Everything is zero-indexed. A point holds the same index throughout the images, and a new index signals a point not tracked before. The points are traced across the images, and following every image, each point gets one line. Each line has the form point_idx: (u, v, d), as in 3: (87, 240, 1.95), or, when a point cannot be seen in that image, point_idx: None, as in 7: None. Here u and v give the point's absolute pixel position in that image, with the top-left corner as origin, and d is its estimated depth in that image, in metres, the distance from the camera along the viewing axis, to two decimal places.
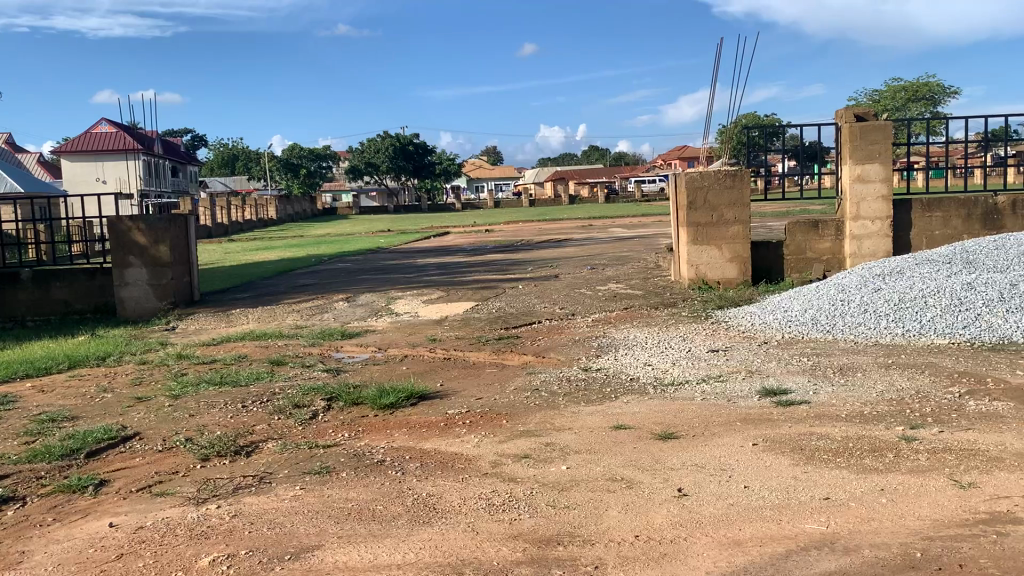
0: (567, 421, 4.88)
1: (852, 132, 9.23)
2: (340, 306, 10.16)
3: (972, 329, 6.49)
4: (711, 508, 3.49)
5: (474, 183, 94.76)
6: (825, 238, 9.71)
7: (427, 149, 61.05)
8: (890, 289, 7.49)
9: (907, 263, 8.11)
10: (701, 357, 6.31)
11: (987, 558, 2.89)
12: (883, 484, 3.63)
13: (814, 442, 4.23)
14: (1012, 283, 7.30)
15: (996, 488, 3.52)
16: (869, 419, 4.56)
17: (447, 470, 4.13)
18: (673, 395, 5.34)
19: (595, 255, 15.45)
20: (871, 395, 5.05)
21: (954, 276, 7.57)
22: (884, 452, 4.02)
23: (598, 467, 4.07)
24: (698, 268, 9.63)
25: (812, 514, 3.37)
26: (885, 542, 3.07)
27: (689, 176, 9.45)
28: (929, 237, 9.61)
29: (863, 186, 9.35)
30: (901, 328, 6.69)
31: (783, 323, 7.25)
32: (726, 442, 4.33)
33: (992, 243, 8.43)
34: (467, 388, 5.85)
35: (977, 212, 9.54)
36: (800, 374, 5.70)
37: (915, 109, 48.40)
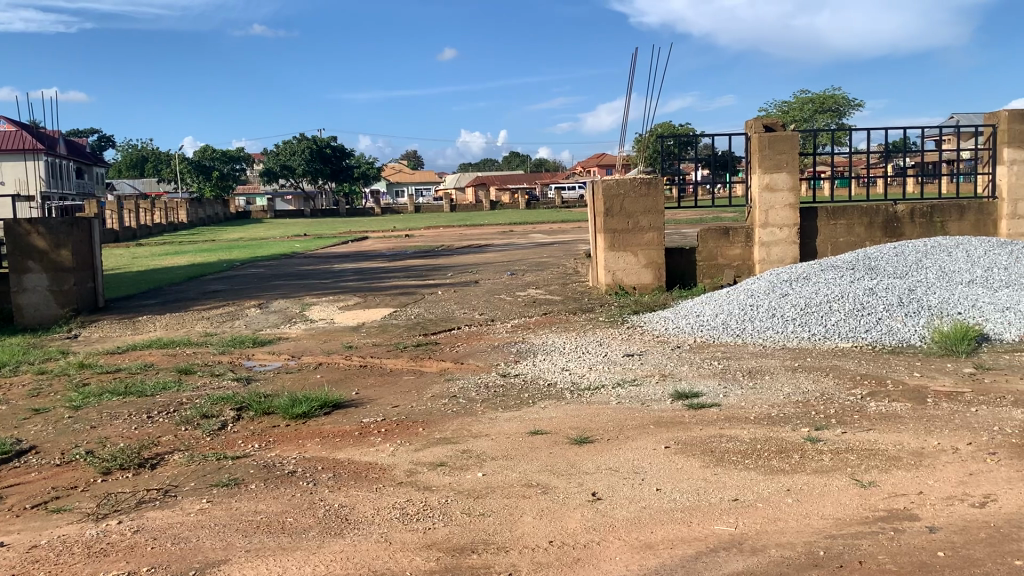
0: (483, 428, 4.86)
1: (760, 142, 9.52)
2: (253, 313, 9.92)
3: (873, 332, 6.76)
4: (624, 511, 3.53)
5: (394, 188, 94.06)
6: (735, 245, 9.97)
7: (346, 153, 60.33)
8: (797, 294, 7.73)
9: (813, 269, 8.39)
10: (616, 362, 6.39)
11: (885, 555, 2.99)
12: (790, 485, 3.73)
13: (723, 444, 4.32)
14: (910, 289, 7.63)
15: (894, 486, 3.66)
16: (776, 421, 4.68)
17: (360, 479, 4.07)
18: (589, 399, 5.39)
19: (514, 261, 15.50)
20: (778, 397, 5.20)
21: (857, 281, 7.87)
22: (789, 453, 4.14)
23: (513, 473, 4.07)
24: (615, 274, 9.76)
25: (721, 515, 3.44)
26: (791, 542, 3.15)
27: (605, 183, 9.57)
28: (833, 244, 9.97)
29: (771, 195, 9.65)
30: (807, 332, 6.92)
31: (695, 327, 7.40)
32: (639, 446, 4.39)
33: (892, 250, 8.79)
34: (382, 396, 5.77)
35: (878, 220, 9.94)
36: (711, 377, 5.83)
37: (821, 120, 50.29)
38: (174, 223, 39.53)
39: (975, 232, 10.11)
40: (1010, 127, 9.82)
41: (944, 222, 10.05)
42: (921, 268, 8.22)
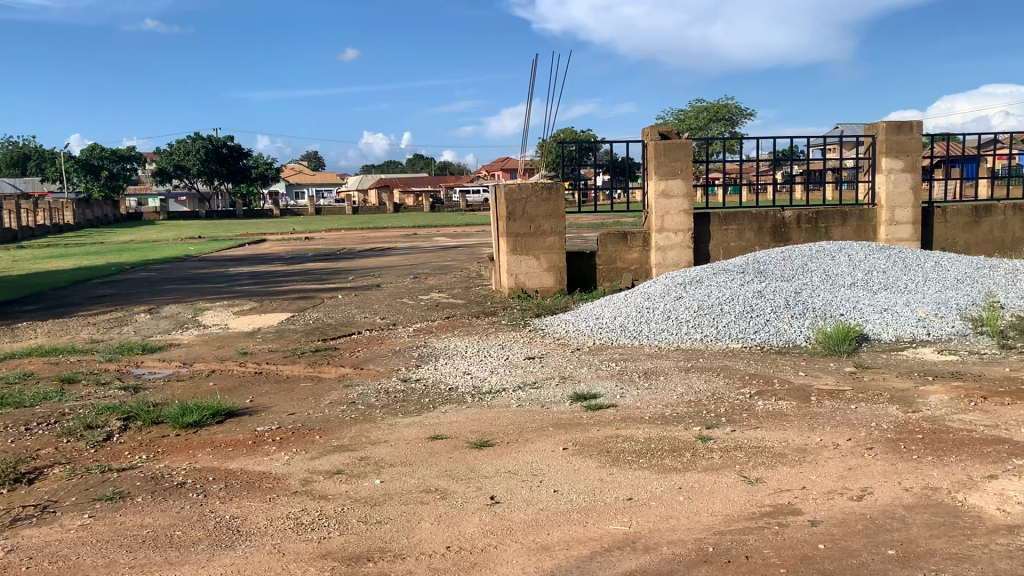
0: (382, 434, 4.81)
1: (656, 149, 9.75)
2: (143, 318, 9.54)
3: (761, 333, 7.03)
4: (521, 514, 3.56)
5: (294, 190, 92.15)
6: (633, 249, 10.19)
7: (244, 153, 58.80)
8: (691, 297, 7.96)
9: (706, 272, 8.66)
10: (517, 365, 6.43)
11: (770, 549, 3.11)
12: (681, 483, 3.83)
13: (619, 445, 4.41)
14: (796, 291, 7.97)
15: (779, 482, 3.81)
16: (669, 421, 4.80)
17: (253, 490, 3.97)
18: (490, 402, 5.41)
19: (417, 265, 15.42)
20: (672, 397, 5.34)
21: (747, 284, 8.16)
22: (682, 452, 4.25)
23: (412, 479, 4.04)
24: (517, 278, 9.82)
25: (616, 515, 3.51)
26: (682, 539, 3.24)
27: (507, 188, 9.61)
28: (726, 248, 10.32)
29: (667, 200, 9.90)
30: (700, 334, 7.13)
31: (594, 330, 7.52)
32: (538, 448, 4.43)
33: (780, 254, 9.16)
34: (278, 403, 5.64)
35: (767, 225, 10.34)
36: (609, 378, 5.94)
37: (715, 129, 51.92)
38: (59, 224, 37.73)
39: (857, 237, 10.63)
40: (888, 138, 10.35)
41: (828, 227, 10.52)
42: (806, 272, 8.59)
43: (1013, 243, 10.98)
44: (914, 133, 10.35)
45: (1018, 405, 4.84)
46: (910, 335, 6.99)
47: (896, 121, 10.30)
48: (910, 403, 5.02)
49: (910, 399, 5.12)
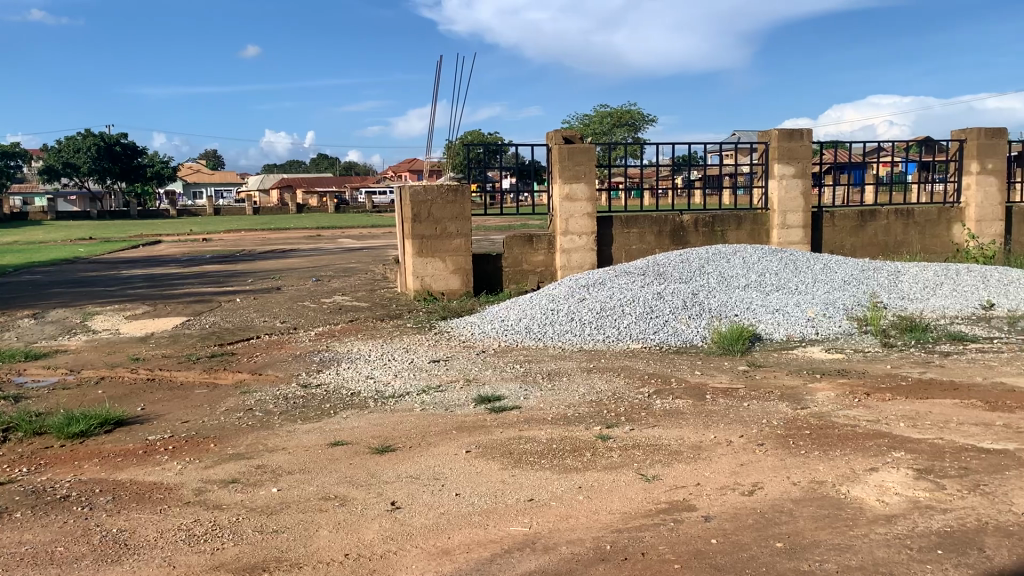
0: (280, 441, 4.71)
1: (560, 153, 9.88)
2: (26, 323, 9.06)
3: (661, 334, 7.20)
4: (422, 518, 3.54)
5: (192, 190, 89.29)
6: (538, 251, 10.28)
7: (138, 151, 56.63)
8: (594, 298, 8.07)
9: (608, 274, 8.81)
10: (421, 368, 6.40)
11: (665, 545, 3.18)
12: (581, 483, 3.89)
13: (522, 446, 4.44)
14: (694, 293, 8.18)
15: (674, 479, 3.91)
16: (571, 421, 4.86)
17: (143, 501, 3.82)
18: (392, 407, 5.35)
19: (319, 266, 15.16)
20: (574, 398, 5.41)
21: (647, 286, 8.33)
22: (582, 452, 4.30)
23: (310, 486, 3.97)
24: (422, 280, 9.76)
25: (516, 516, 3.53)
26: (581, 538, 3.28)
27: (412, 189, 9.56)
28: (627, 251, 10.53)
29: (571, 204, 10.04)
30: (602, 335, 7.25)
31: (499, 332, 7.55)
32: (441, 451, 4.42)
33: (679, 257, 9.38)
34: (171, 411, 5.45)
35: (667, 229, 10.59)
36: (512, 380, 5.96)
37: (618, 134, 52.99)
38: None
39: (752, 241, 11.00)
40: (780, 145, 10.75)
41: (724, 231, 10.86)
42: (703, 274, 8.84)
43: (895, 246, 11.56)
44: (804, 141, 10.78)
45: (897, 400, 5.10)
46: (800, 334, 7.27)
47: (788, 129, 10.70)
48: (799, 399, 5.23)
49: (800, 396, 5.33)
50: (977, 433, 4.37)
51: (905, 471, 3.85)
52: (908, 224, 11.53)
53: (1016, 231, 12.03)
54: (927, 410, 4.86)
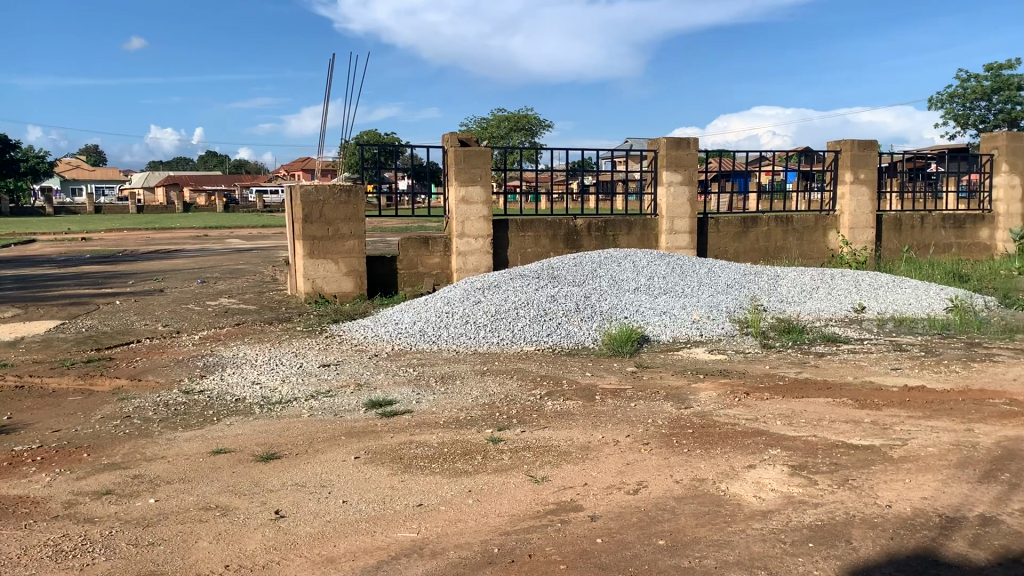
0: (159, 450, 4.53)
1: (456, 155, 9.88)
2: None
3: (554, 336, 7.30)
4: (307, 527, 3.46)
5: (71, 187, 84.87)
6: (434, 254, 10.23)
7: (11, 145, 53.43)
8: (488, 301, 8.08)
9: (502, 277, 8.84)
10: (311, 373, 6.26)
11: (552, 546, 3.22)
12: (471, 486, 3.88)
13: (412, 451, 4.40)
14: (586, 296, 8.31)
15: (563, 479, 3.95)
16: (463, 424, 4.86)
17: (6, 517, 3.60)
18: (279, 414, 5.22)
19: (205, 268, 14.68)
20: (467, 401, 5.40)
21: (541, 289, 8.40)
22: (473, 455, 4.30)
23: (190, 496, 3.83)
24: (314, 282, 9.56)
25: (404, 522, 3.49)
26: (468, 542, 3.28)
27: (303, 190, 9.34)
28: (522, 254, 10.61)
29: (467, 207, 10.05)
30: (497, 338, 7.28)
31: (393, 335, 7.47)
32: (328, 458, 4.34)
33: (572, 260, 9.52)
34: (41, 420, 5.16)
35: (561, 233, 10.73)
36: (405, 384, 5.90)
37: (516, 138, 53.48)
38: None
39: (642, 245, 11.27)
40: (668, 153, 11.05)
41: (616, 236, 11.08)
42: (595, 277, 8.99)
43: (776, 252, 12.07)
44: (691, 149, 11.12)
45: (774, 399, 5.32)
46: (685, 335, 7.51)
47: (676, 137, 11.02)
48: (683, 399, 5.38)
49: (683, 395, 5.49)
50: (848, 430, 4.60)
51: (782, 468, 4.01)
52: (788, 230, 12.06)
53: (885, 238, 12.70)
54: (802, 408, 5.09)
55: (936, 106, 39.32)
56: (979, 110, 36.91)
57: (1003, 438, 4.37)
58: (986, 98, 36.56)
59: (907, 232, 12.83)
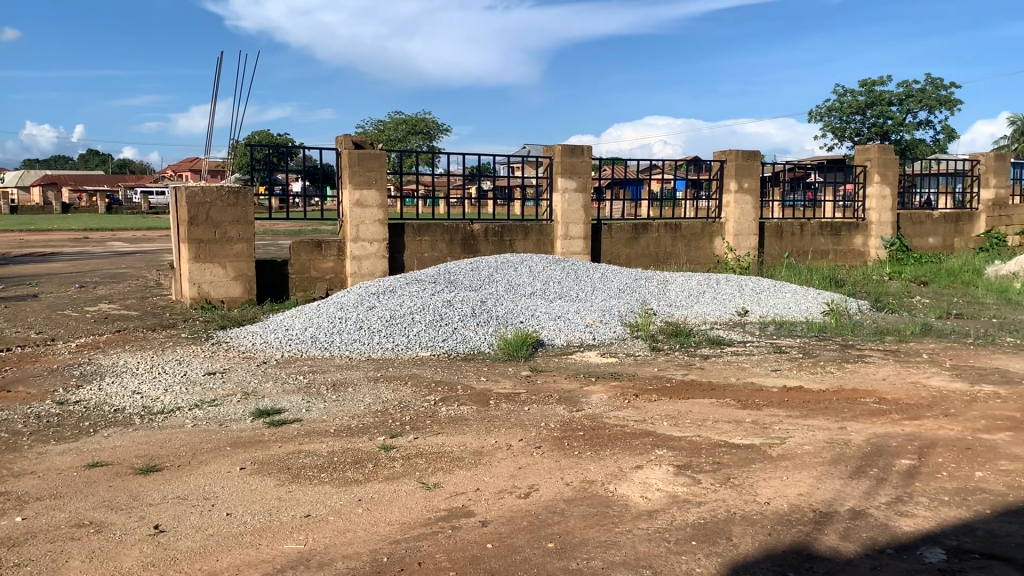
0: (28, 465, 4.28)
1: (350, 158, 9.77)
2: None
3: (449, 341, 7.29)
4: (189, 541, 3.34)
5: None
6: (327, 258, 10.05)
7: None
8: (383, 306, 7.99)
9: (398, 281, 8.76)
10: (196, 382, 6.04)
11: (442, 553, 3.20)
12: (361, 495, 3.83)
13: (301, 460, 4.31)
14: (482, 301, 8.33)
15: (455, 486, 3.94)
16: (354, 432, 4.79)
17: None
18: (161, 424, 5.02)
19: (83, 272, 13.99)
20: (359, 408, 5.33)
21: (437, 294, 8.38)
22: (364, 463, 4.25)
23: (62, 513, 3.63)
24: (200, 287, 9.23)
25: (290, 534, 3.41)
26: (357, 552, 3.23)
27: (189, 191, 9.04)
28: (419, 259, 10.55)
29: (361, 210, 9.93)
30: (391, 343, 7.20)
31: (283, 342, 7.28)
32: (212, 469, 4.20)
33: (468, 265, 9.52)
34: None
35: (458, 237, 10.73)
36: (295, 393, 5.76)
37: (413, 141, 53.13)
38: None
39: (538, 250, 11.39)
40: (563, 160, 11.22)
41: (512, 240, 11.16)
42: (491, 282, 9.03)
43: (665, 257, 12.40)
44: (585, 157, 11.32)
45: (662, 401, 5.46)
46: (579, 339, 7.62)
47: (571, 144, 11.19)
48: (575, 402, 5.46)
49: (575, 399, 5.57)
50: (729, 430, 4.76)
51: (667, 468, 4.12)
52: (676, 236, 12.42)
53: (768, 244, 13.23)
54: (688, 409, 5.24)
55: (815, 119, 41.23)
56: (854, 124, 38.90)
57: (873, 435, 4.61)
58: (861, 113, 38.59)
59: (787, 239, 13.41)
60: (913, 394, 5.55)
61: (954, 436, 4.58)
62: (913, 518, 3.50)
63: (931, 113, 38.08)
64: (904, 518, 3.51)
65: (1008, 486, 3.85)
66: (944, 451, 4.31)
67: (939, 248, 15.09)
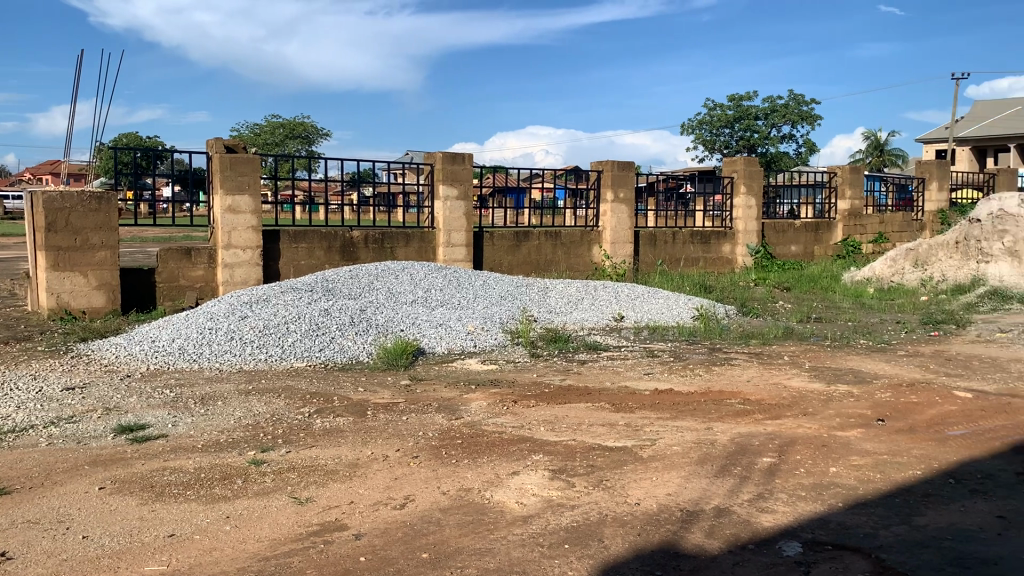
0: None
1: (222, 162, 9.46)
2: None
3: (326, 351, 7.16)
4: (39, 568, 3.15)
5: None
6: (197, 266, 9.69)
7: None
8: (256, 316, 7.76)
9: (273, 290, 8.54)
10: (52, 398, 5.69)
11: (313, 568, 3.14)
12: (229, 512, 3.70)
13: (166, 478, 4.13)
14: (360, 309, 8.22)
15: (328, 499, 3.87)
16: (223, 447, 4.63)
17: None
18: (12, 444, 4.71)
19: None
20: (228, 422, 5.15)
21: (313, 303, 8.20)
22: (233, 479, 4.11)
23: None
24: (59, 297, 8.72)
25: (152, 554, 3.27)
26: (224, 571, 3.12)
27: (46, 196, 8.54)
28: (295, 266, 10.32)
29: (233, 216, 9.63)
30: (264, 354, 7.01)
31: (148, 354, 6.96)
32: (68, 490, 3.96)
33: (347, 272, 9.37)
34: None
35: (336, 244, 10.55)
36: (161, 407, 5.51)
37: (291, 146, 51.93)
38: None
39: (419, 258, 11.33)
40: (444, 167, 11.21)
41: (392, 247, 11.06)
42: (371, 290, 8.93)
43: (545, 265, 12.57)
44: (466, 164, 11.36)
45: (539, 406, 5.53)
46: (459, 347, 7.62)
47: (452, 152, 11.21)
48: (454, 410, 5.46)
49: (455, 407, 5.57)
50: (603, 433, 4.87)
51: (543, 473, 4.17)
52: (556, 244, 12.61)
53: (642, 252, 13.62)
54: (564, 414, 5.32)
55: (687, 132, 42.77)
56: (724, 136, 40.54)
57: (738, 435, 4.81)
58: (730, 126, 40.29)
59: (661, 246, 13.84)
60: (776, 394, 5.83)
61: (812, 434, 4.84)
62: (773, 514, 3.67)
63: (793, 127, 40.17)
64: (764, 514, 3.67)
65: (859, 480, 4.09)
66: (802, 449, 4.55)
67: (800, 256, 15.94)
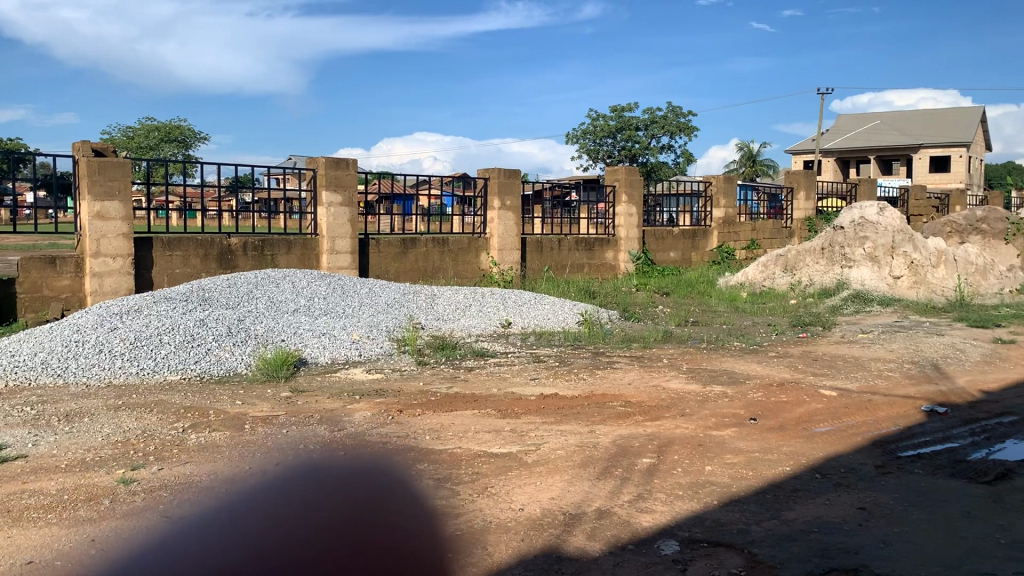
0: None
1: (89, 166, 9.01)
2: None
3: (202, 363, 6.90)
4: None
5: None
6: (63, 275, 9.16)
7: None
8: (127, 327, 7.39)
9: (145, 300, 8.16)
10: None
11: None
12: (94, 535, 3.52)
13: (23, 501, 3.88)
14: (239, 319, 7.97)
15: (201, 517, 3.73)
16: (89, 466, 4.40)
17: None
18: None
19: None
20: (95, 440, 4.89)
21: (189, 313, 7.90)
22: (99, 500, 3.91)
23: None
24: None
25: None
26: None
27: None
28: (170, 275, 9.90)
29: (102, 223, 9.18)
30: (135, 367, 6.69)
31: (7, 368, 6.52)
32: None
33: (225, 280, 9.08)
34: None
35: (213, 252, 10.22)
36: (20, 426, 5.18)
37: (166, 150, 49.95)
38: None
39: (302, 265, 11.08)
40: (327, 173, 11.04)
41: (273, 255, 10.79)
42: (251, 299, 8.67)
43: (432, 271, 12.51)
44: (350, 170, 11.23)
45: (425, 415, 5.50)
46: (343, 356, 7.49)
47: (334, 158, 11.06)
48: (336, 421, 5.36)
49: (337, 418, 5.47)
50: (488, 439, 4.88)
51: (426, 482, 4.15)
52: (443, 251, 12.58)
53: (529, 259, 13.76)
54: (450, 422, 5.31)
55: (571, 141, 43.58)
56: (607, 146, 41.49)
57: (618, 437, 4.92)
58: (612, 136, 41.32)
59: (547, 253, 14.01)
60: (655, 396, 6.00)
61: (688, 434, 4.99)
62: (651, 514, 3.76)
63: (672, 138, 41.55)
64: (643, 514, 3.76)
65: (732, 477, 4.25)
66: (679, 449, 4.69)
67: (679, 262, 16.48)
